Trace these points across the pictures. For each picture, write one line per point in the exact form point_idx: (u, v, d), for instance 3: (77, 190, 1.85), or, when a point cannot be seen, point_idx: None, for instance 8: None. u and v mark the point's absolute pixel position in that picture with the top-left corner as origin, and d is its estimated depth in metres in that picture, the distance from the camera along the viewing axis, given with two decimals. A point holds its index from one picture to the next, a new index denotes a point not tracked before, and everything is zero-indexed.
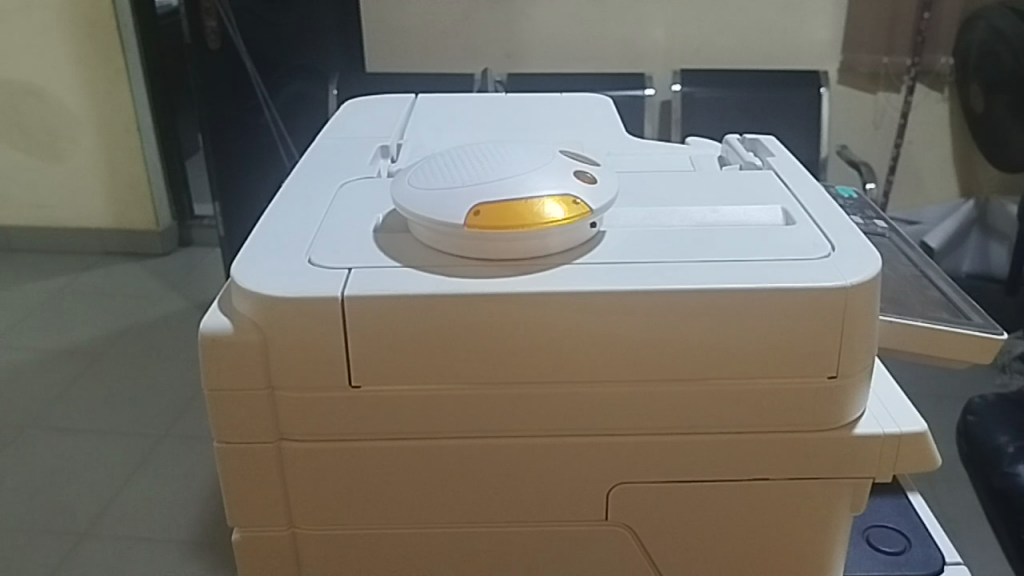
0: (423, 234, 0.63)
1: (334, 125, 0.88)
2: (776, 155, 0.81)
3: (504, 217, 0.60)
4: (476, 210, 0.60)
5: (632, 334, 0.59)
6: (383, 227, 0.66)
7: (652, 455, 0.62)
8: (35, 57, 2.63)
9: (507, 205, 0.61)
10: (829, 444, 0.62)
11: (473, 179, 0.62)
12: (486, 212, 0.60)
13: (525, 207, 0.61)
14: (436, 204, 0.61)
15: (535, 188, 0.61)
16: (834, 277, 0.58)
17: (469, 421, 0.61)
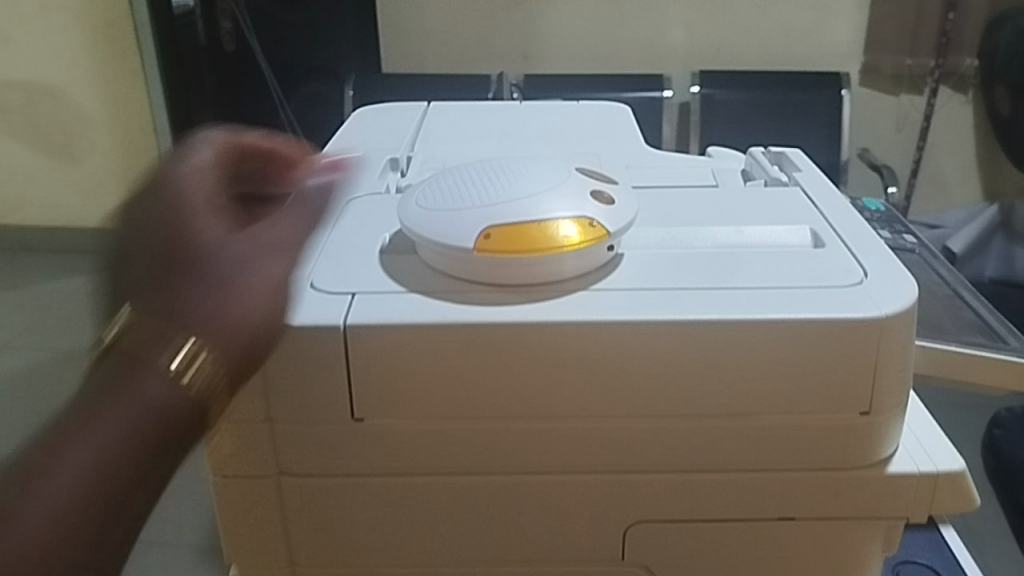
0: (434, 258, 0.60)
1: (343, 137, 0.85)
2: (803, 171, 0.77)
3: (517, 240, 0.57)
4: (485, 234, 0.57)
5: (650, 368, 0.55)
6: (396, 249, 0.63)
7: (670, 491, 0.59)
8: (54, 57, 2.59)
9: (519, 227, 0.57)
10: (859, 483, 0.58)
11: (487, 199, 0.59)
12: (497, 235, 0.57)
13: (539, 230, 0.57)
14: (449, 226, 0.58)
15: (549, 209, 0.58)
16: (868, 308, 0.55)
17: (478, 457, 0.58)
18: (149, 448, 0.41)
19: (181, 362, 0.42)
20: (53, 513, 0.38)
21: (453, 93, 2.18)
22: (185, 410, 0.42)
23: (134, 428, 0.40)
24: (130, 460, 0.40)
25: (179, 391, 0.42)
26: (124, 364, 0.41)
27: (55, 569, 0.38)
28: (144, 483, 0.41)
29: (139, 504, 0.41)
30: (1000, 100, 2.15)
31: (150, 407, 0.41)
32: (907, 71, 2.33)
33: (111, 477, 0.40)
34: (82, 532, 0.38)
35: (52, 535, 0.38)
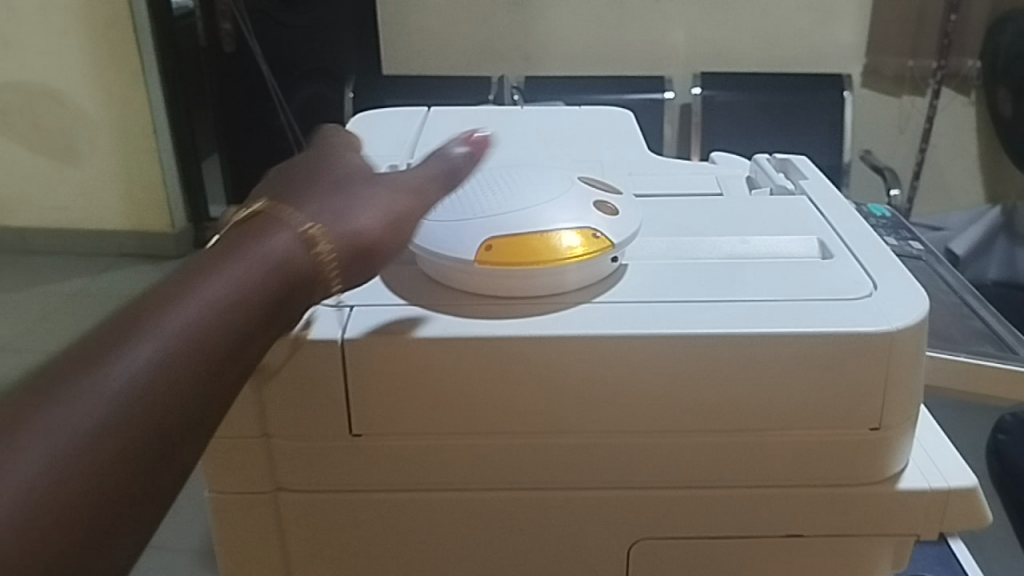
0: (432, 268, 0.58)
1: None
2: (809, 178, 0.76)
3: (519, 252, 0.56)
4: (487, 245, 0.56)
5: (653, 382, 0.54)
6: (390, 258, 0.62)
7: (675, 508, 0.58)
8: (49, 59, 2.49)
9: (522, 239, 0.56)
10: (869, 499, 0.57)
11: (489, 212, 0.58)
12: (499, 246, 0.56)
13: (542, 242, 0.56)
14: (449, 238, 0.57)
15: (553, 220, 0.57)
16: (879, 322, 0.53)
17: (479, 472, 0.57)
18: (272, 295, 0.46)
19: (312, 237, 0.49)
20: (177, 332, 0.42)
21: (453, 95, 2.16)
22: (307, 280, 0.48)
23: (262, 273, 0.46)
24: (253, 301, 0.46)
25: (308, 260, 0.49)
26: (264, 226, 0.48)
27: (184, 365, 0.42)
28: (261, 333, 0.46)
29: (250, 352, 0.45)
30: (1002, 102, 2.13)
31: (280, 265, 0.47)
32: (909, 73, 2.31)
33: (233, 311, 0.45)
34: (200, 356, 0.43)
35: (174, 349, 0.42)
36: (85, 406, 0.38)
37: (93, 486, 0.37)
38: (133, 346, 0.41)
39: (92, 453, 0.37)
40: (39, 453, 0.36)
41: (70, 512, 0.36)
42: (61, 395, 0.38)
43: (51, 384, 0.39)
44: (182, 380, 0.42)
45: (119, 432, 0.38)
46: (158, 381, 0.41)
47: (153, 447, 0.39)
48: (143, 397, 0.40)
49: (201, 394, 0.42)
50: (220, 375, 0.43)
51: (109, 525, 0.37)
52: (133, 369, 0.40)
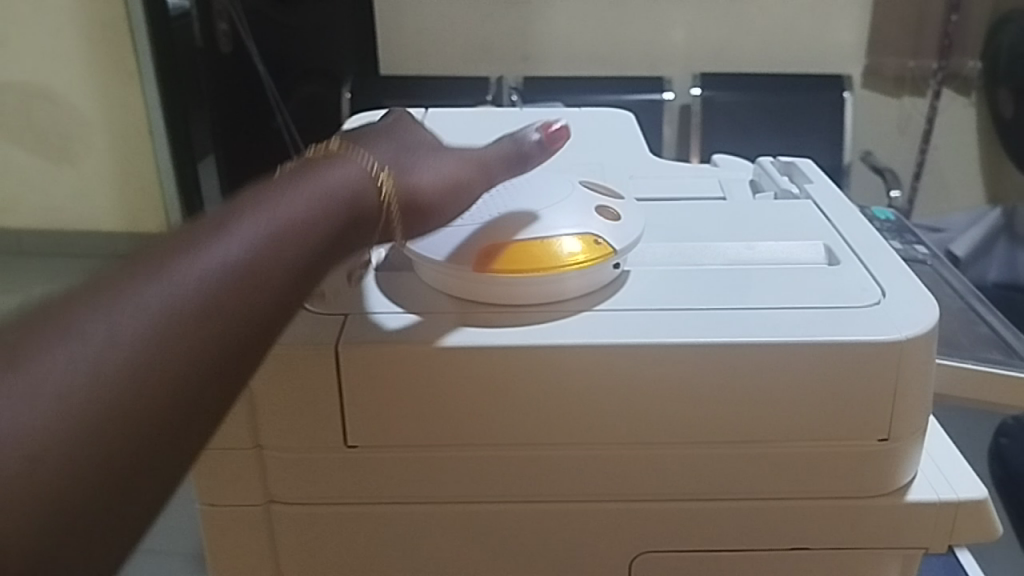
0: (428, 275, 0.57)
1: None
2: (815, 182, 0.75)
3: (520, 258, 0.54)
4: (485, 253, 0.55)
5: (658, 391, 0.53)
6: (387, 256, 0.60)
7: (677, 520, 0.56)
8: None
9: (521, 247, 0.55)
10: (877, 512, 0.56)
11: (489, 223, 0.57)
12: (497, 253, 0.55)
13: (541, 249, 0.55)
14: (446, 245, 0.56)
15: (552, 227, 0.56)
16: (888, 331, 0.52)
17: (478, 485, 0.55)
18: (351, 220, 0.47)
19: (386, 180, 0.51)
20: (266, 239, 0.42)
21: (450, 96, 2.14)
22: (377, 217, 0.50)
23: (345, 198, 0.47)
24: (337, 221, 0.46)
25: (382, 200, 0.50)
26: (347, 156, 0.50)
27: (277, 259, 0.42)
28: (337, 258, 0.47)
29: (325, 272, 0.46)
30: (1003, 103, 2.12)
31: (360, 196, 0.48)
32: (909, 74, 2.29)
33: (318, 227, 0.45)
34: (290, 252, 0.43)
35: (263, 252, 0.41)
36: (183, 288, 0.37)
37: (188, 368, 0.36)
38: (228, 241, 0.41)
39: (189, 341, 0.36)
40: (144, 323, 0.35)
41: (165, 390, 0.35)
42: (163, 274, 0.37)
43: (156, 255, 0.38)
44: (273, 270, 0.41)
45: (213, 321, 0.38)
46: (249, 277, 0.40)
47: (242, 345, 0.39)
48: (235, 293, 0.39)
49: (286, 303, 0.42)
50: (302, 285, 0.43)
51: (204, 396, 0.36)
52: (226, 263, 0.40)
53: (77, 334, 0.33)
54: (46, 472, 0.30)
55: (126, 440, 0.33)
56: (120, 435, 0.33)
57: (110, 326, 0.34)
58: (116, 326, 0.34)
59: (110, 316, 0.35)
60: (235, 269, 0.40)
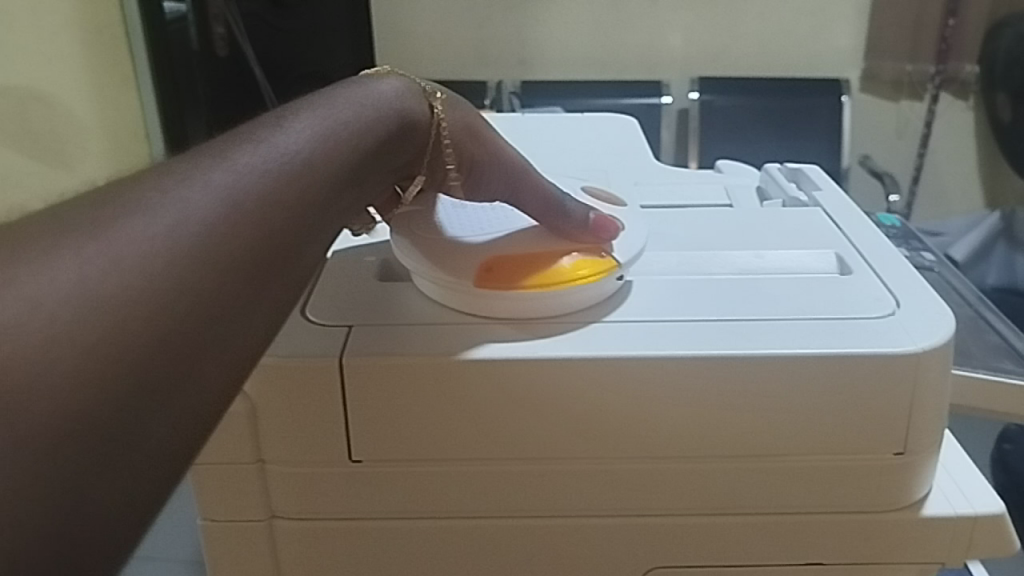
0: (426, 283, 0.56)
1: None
2: (823, 189, 0.74)
3: (522, 273, 0.54)
4: (486, 267, 0.54)
5: (669, 402, 0.52)
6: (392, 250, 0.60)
7: (686, 535, 0.55)
8: None
9: (524, 263, 0.54)
10: (891, 527, 0.55)
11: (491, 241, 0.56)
12: (499, 268, 0.54)
13: (545, 265, 0.54)
14: (445, 258, 0.55)
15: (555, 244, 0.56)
16: (904, 342, 0.51)
17: (489, 498, 0.54)
18: (394, 136, 0.48)
19: (440, 110, 0.52)
20: (311, 139, 0.42)
21: None
22: (423, 145, 0.51)
23: (389, 115, 0.48)
24: (380, 135, 0.47)
25: (433, 127, 0.51)
26: (394, 78, 0.51)
27: (324, 164, 0.42)
28: (378, 177, 0.48)
29: (366, 187, 0.46)
30: (1000, 107, 2.09)
31: (404, 117, 0.49)
32: (907, 77, 2.24)
33: (363, 136, 0.45)
34: (336, 157, 0.43)
35: (311, 152, 0.42)
36: (242, 176, 0.37)
37: (249, 250, 0.36)
38: (276, 139, 0.41)
39: (249, 226, 0.36)
40: (211, 204, 0.35)
41: (230, 268, 0.34)
42: (217, 162, 0.37)
43: (211, 151, 0.39)
44: (321, 173, 0.42)
45: (270, 212, 0.37)
46: (300, 174, 0.40)
47: (295, 236, 0.39)
48: (286, 185, 0.39)
49: (329, 204, 0.42)
50: (345, 190, 0.43)
51: (262, 283, 0.36)
52: (276, 158, 0.40)
53: (143, 207, 0.33)
54: (133, 331, 0.29)
55: (203, 310, 0.33)
56: (197, 304, 0.32)
57: (176, 202, 0.34)
58: (181, 201, 0.34)
59: (187, 196, 0.35)
60: (284, 165, 0.40)
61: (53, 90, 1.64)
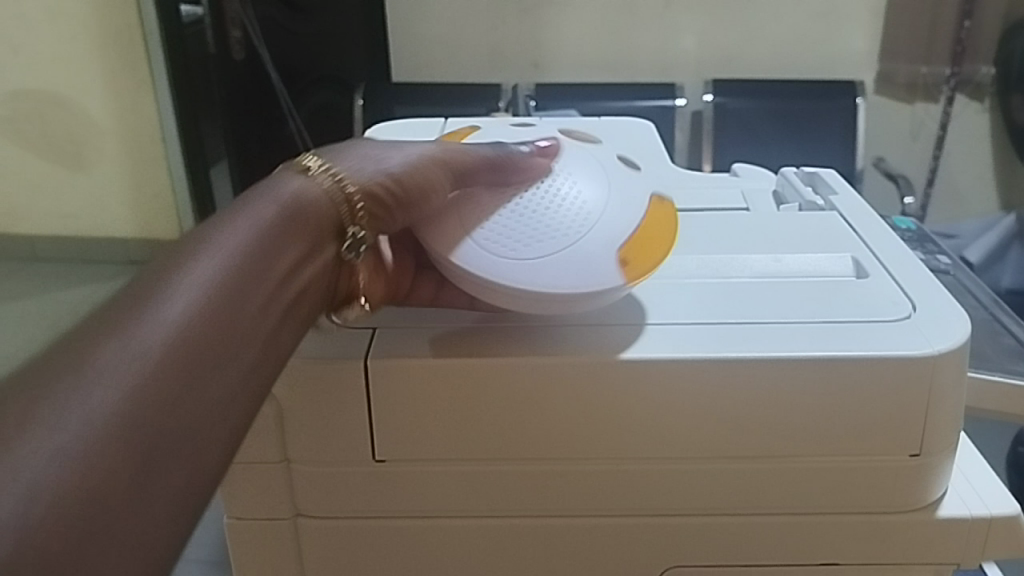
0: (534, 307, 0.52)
1: (372, 137, 0.80)
2: (839, 193, 0.75)
3: (649, 258, 0.53)
4: (620, 260, 0.52)
5: (692, 404, 0.52)
6: (438, 298, 0.57)
7: (704, 537, 0.56)
8: None
9: (634, 237, 0.54)
10: (908, 526, 0.55)
11: (567, 218, 0.53)
12: (630, 255, 0.53)
13: (643, 227, 0.55)
14: (564, 261, 0.51)
15: (635, 202, 0.56)
16: (920, 345, 0.52)
17: (509, 497, 0.55)
18: (316, 236, 0.46)
19: (322, 175, 0.48)
20: (181, 278, 0.39)
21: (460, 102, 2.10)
22: (335, 212, 0.47)
23: (281, 208, 0.44)
24: (280, 230, 0.43)
25: (336, 191, 0.47)
26: (290, 173, 0.47)
27: (241, 296, 0.40)
28: (301, 273, 0.44)
29: (300, 298, 0.44)
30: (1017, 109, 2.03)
31: (299, 200, 0.46)
32: (922, 80, 2.17)
33: (283, 254, 0.43)
34: (256, 285, 0.41)
35: (226, 288, 0.39)
36: (151, 345, 0.35)
37: (161, 424, 0.34)
38: (187, 283, 0.38)
39: (127, 406, 0.33)
40: (120, 392, 0.33)
41: (155, 446, 0.33)
42: (122, 332, 0.35)
43: (119, 314, 0.36)
44: (241, 308, 0.40)
45: (187, 376, 0.36)
46: (214, 320, 0.38)
47: (187, 381, 0.36)
48: (153, 341, 0.35)
49: (228, 322, 0.39)
50: (266, 299, 0.41)
51: (192, 448, 0.35)
52: (189, 303, 0.38)
53: (50, 414, 0.31)
54: (56, 551, 0.28)
55: (129, 502, 0.31)
56: (121, 499, 0.31)
57: (75, 407, 0.31)
58: (25, 433, 0.30)
59: (95, 391, 0.32)
60: (142, 322, 0.36)
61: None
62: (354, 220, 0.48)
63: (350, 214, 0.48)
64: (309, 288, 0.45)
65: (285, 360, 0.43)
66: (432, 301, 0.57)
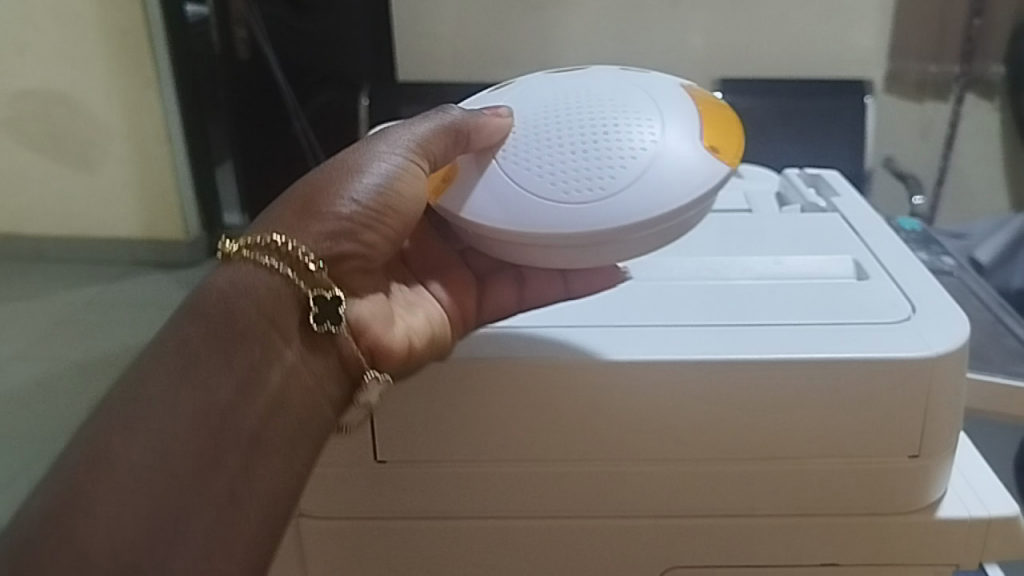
0: (670, 233, 0.53)
1: None
2: (842, 195, 0.75)
3: (732, 144, 0.55)
4: (712, 149, 0.54)
5: (687, 406, 0.53)
6: (524, 298, 0.59)
7: (707, 537, 0.56)
8: None
9: (706, 126, 0.55)
10: (909, 529, 0.56)
11: (642, 130, 0.54)
12: (719, 144, 0.55)
13: (705, 115, 0.56)
14: (679, 162, 0.52)
15: (683, 98, 0.57)
16: (921, 348, 0.52)
17: (509, 498, 0.56)
18: (268, 341, 0.47)
19: (253, 252, 0.48)
20: (109, 451, 0.40)
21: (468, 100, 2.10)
22: (275, 303, 0.48)
23: (217, 329, 0.45)
24: (212, 368, 0.44)
25: (267, 281, 0.48)
26: (234, 267, 0.48)
27: (181, 446, 0.42)
28: (252, 396, 0.46)
29: (259, 410, 0.46)
30: None
31: (228, 322, 0.46)
32: None
33: (228, 381, 0.45)
34: (199, 430, 0.43)
35: (165, 446, 0.42)
36: (89, 537, 0.38)
37: None
38: (125, 451, 0.41)
39: None
40: None
41: None
42: (62, 527, 0.38)
43: (60, 497, 0.39)
44: (183, 461, 0.42)
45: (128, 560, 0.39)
46: (153, 487, 0.41)
47: (122, 563, 0.38)
48: (67, 549, 0.37)
49: (160, 501, 0.41)
50: (213, 436, 0.43)
51: None
52: (126, 477, 0.40)
53: None
54: None
55: None
56: None
57: None
58: None
59: None
60: (67, 542, 0.37)
61: (89, 104, 1.57)
62: (307, 279, 0.49)
63: (306, 272, 0.49)
64: (270, 401, 0.46)
65: (252, 478, 0.45)
66: (520, 300, 0.59)
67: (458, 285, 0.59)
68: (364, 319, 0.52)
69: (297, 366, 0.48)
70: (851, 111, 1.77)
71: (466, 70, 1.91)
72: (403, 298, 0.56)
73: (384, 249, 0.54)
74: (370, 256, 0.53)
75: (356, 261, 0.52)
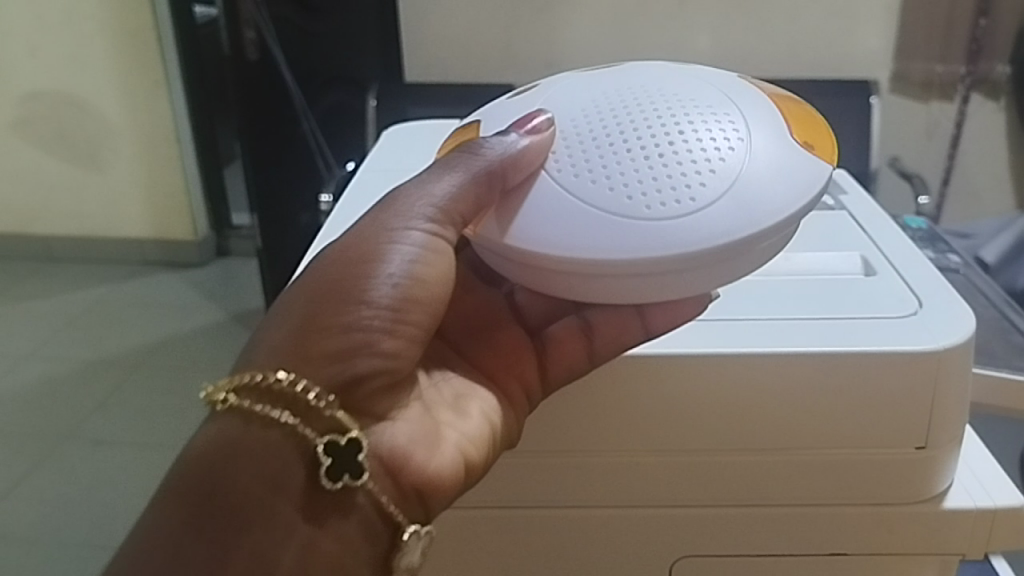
0: (761, 254, 0.50)
1: (385, 141, 0.81)
2: (849, 193, 0.76)
3: (822, 139, 0.54)
4: (804, 144, 0.52)
5: (701, 398, 0.54)
6: (594, 354, 0.54)
7: (720, 527, 0.57)
8: (57, 57, 2.01)
9: (796, 122, 0.54)
10: (917, 518, 0.57)
11: (726, 130, 0.51)
12: (813, 140, 0.53)
13: (788, 112, 0.55)
14: (770, 164, 0.50)
15: (757, 94, 0.55)
16: (926, 341, 0.53)
17: (526, 488, 0.57)
18: (270, 515, 0.42)
19: (244, 400, 0.44)
20: None
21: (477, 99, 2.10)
22: (276, 463, 0.44)
23: (204, 513, 0.41)
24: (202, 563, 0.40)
25: (263, 441, 0.44)
26: (225, 426, 0.44)
27: None
28: None
29: None
30: None
31: (218, 501, 0.42)
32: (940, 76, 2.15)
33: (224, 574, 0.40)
34: None
35: None
36: None
37: None
38: None
39: None
40: None
41: None
42: None
43: None
44: None
45: None
46: None
47: None
48: None
49: None
50: None
51: None
52: None
53: None
54: None
55: None
56: None
57: None
58: None
59: None
60: None
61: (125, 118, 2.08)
62: (311, 418, 0.45)
63: (309, 409, 0.45)
64: None
65: None
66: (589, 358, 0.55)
67: (513, 350, 0.57)
68: (400, 447, 0.48)
69: (315, 537, 0.44)
70: (855, 113, 1.77)
71: (476, 71, 1.92)
72: (450, 390, 0.54)
73: (410, 352, 0.49)
74: (394, 366, 0.49)
75: (380, 379, 0.48)
